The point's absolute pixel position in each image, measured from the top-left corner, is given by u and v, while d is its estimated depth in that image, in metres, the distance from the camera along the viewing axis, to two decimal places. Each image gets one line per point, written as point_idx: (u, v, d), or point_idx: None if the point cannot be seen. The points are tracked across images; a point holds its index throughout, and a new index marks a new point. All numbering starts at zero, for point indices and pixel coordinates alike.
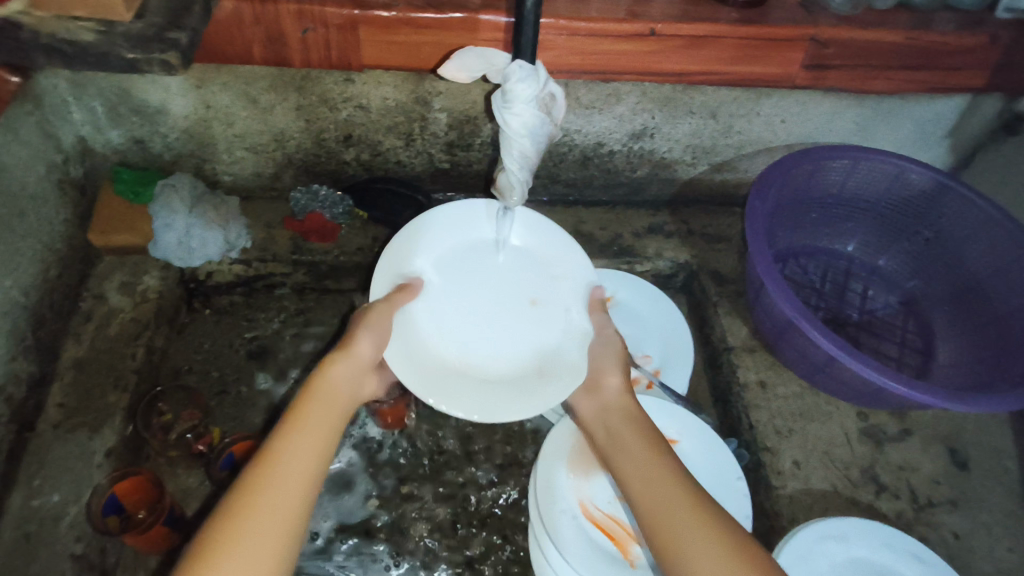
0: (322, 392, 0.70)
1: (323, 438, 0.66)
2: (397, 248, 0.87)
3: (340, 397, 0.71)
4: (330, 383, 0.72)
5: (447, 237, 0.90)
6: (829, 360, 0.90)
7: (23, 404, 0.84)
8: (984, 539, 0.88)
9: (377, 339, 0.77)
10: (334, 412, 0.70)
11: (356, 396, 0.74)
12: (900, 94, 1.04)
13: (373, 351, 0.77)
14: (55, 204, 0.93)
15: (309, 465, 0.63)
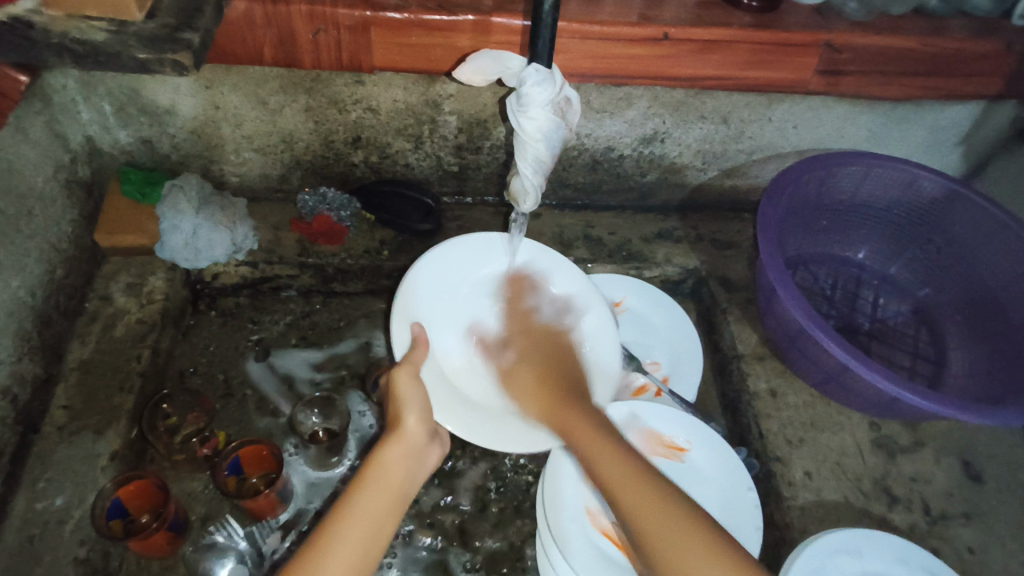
0: (376, 470, 0.68)
1: (375, 519, 0.64)
2: (401, 302, 0.85)
3: (396, 480, 0.69)
4: (384, 464, 0.69)
5: (442, 280, 0.90)
6: (841, 369, 0.88)
7: (27, 405, 0.84)
8: (998, 553, 0.87)
9: (422, 410, 0.75)
10: (390, 490, 0.67)
11: (413, 479, 0.71)
12: (914, 100, 1.03)
13: (423, 425, 0.74)
14: (62, 204, 0.92)
15: (358, 545, 0.62)
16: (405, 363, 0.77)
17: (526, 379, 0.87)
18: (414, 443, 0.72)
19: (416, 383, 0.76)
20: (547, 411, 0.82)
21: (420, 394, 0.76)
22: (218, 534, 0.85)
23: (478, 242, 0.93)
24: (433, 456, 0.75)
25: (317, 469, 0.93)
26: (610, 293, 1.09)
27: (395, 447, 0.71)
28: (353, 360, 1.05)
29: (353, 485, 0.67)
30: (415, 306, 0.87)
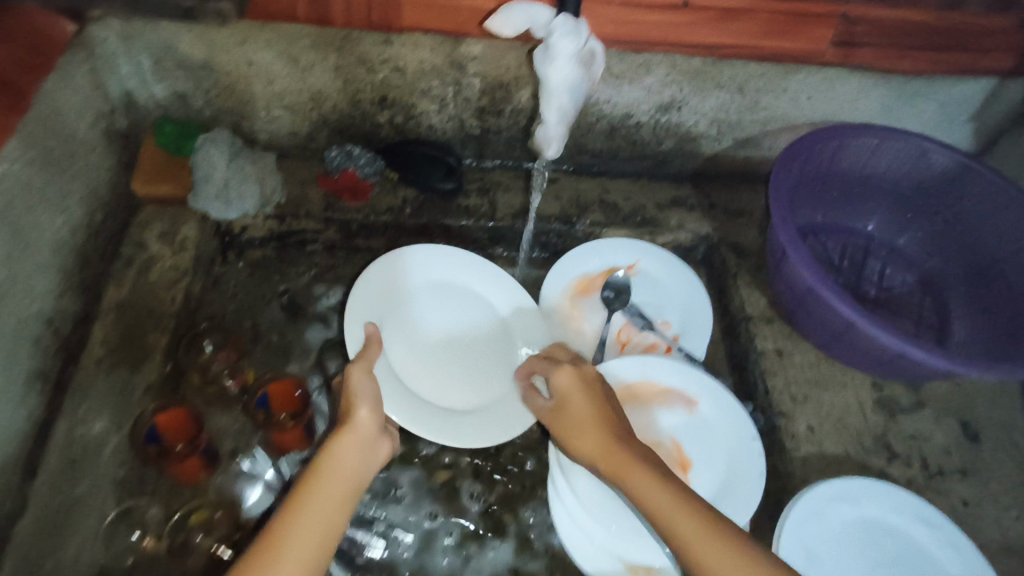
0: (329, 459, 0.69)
1: (330, 510, 0.65)
2: (354, 305, 0.92)
3: (350, 470, 0.69)
4: (337, 454, 0.70)
5: (388, 289, 0.98)
6: (847, 328, 0.91)
7: (69, 338, 0.88)
8: (991, 507, 0.91)
9: (372, 402, 0.77)
10: (346, 478, 0.68)
11: (367, 470, 0.71)
12: (927, 74, 1.05)
13: (375, 416, 0.76)
14: (102, 151, 0.96)
15: (317, 535, 0.62)
16: (359, 361, 0.81)
17: (569, 404, 0.80)
18: (366, 434, 0.73)
19: (370, 380, 0.79)
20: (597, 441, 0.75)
21: (373, 390, 0.78)
22: (245, 464, 0.90)
23: (418, 254, 1.02)
24: (385, 447, 0.74)
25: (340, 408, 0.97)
26: (624, 256, 1.12)
27: (346, 439, 0.72)
28: None
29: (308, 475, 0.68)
30: (364, 311, 0.93)
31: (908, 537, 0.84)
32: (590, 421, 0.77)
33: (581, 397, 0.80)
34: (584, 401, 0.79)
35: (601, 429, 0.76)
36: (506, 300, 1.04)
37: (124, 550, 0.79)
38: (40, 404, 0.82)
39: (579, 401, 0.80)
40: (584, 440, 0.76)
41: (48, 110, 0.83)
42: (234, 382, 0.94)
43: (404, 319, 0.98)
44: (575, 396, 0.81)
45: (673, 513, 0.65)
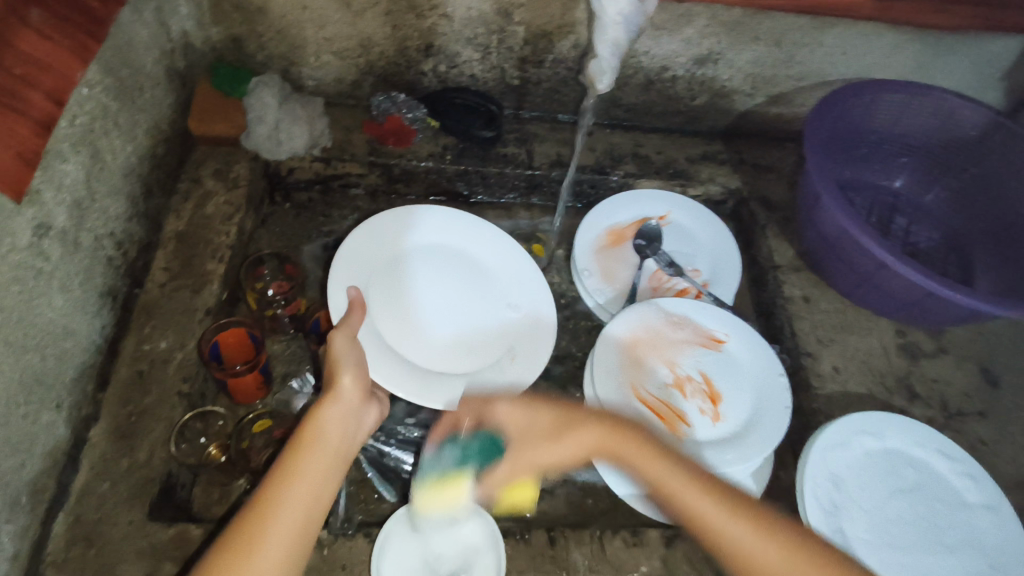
0: (317, 429, 0.68)
1: (314, 487, 0.63)
2: (339, 268, 0.89)
3: (336, 437, 0.68)
4: (324, 421, 0.69)
5: (378, 249, 0.94)
6: (877, 269, 0.95)
7: (134, 262, 0.93)
8: (1009, 446, 0.95)
9: (357, 369, 0.75)
10: (331, 447, 0.67)
11: (353, 434, 0.71)
12: (961, 31, 1.08)
13: (358, 384, 0.75)
14: (164, 88, 1.01)
15: (304, 512, 0.61)
16: (341, 328, 0.78)
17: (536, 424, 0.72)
18: (348, 401, 0.72)
19: (353, 346, 0.77)
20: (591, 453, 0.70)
21: (355, 355, 0.77)
22: (296, 383, 0.96)
23: (413, 215, 0.99)
24: (372, 413, 0.75)
25: None
26: (656, 207, 1.16)
27: (331, 407, 0.70)
28: None
29: (294, 446, 0.66)
30: (350, 274, 0.90)
31: (932, 469, 0.87)
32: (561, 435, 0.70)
33: (535, 412, 0.72)
34: (544, 413, 0.72)
35: (574, 431, 0.70)
36: (506, 266, 1.00)
37: (191, 452, 0.83)
38: (110, 319, 0.88)
39: (534, 416, 0.72)
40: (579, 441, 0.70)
41: (120, 41, 0.88)
42: (287, 311, 0.99)
43: (395, 279, 0.94)
44: (527, 413, 0.73)
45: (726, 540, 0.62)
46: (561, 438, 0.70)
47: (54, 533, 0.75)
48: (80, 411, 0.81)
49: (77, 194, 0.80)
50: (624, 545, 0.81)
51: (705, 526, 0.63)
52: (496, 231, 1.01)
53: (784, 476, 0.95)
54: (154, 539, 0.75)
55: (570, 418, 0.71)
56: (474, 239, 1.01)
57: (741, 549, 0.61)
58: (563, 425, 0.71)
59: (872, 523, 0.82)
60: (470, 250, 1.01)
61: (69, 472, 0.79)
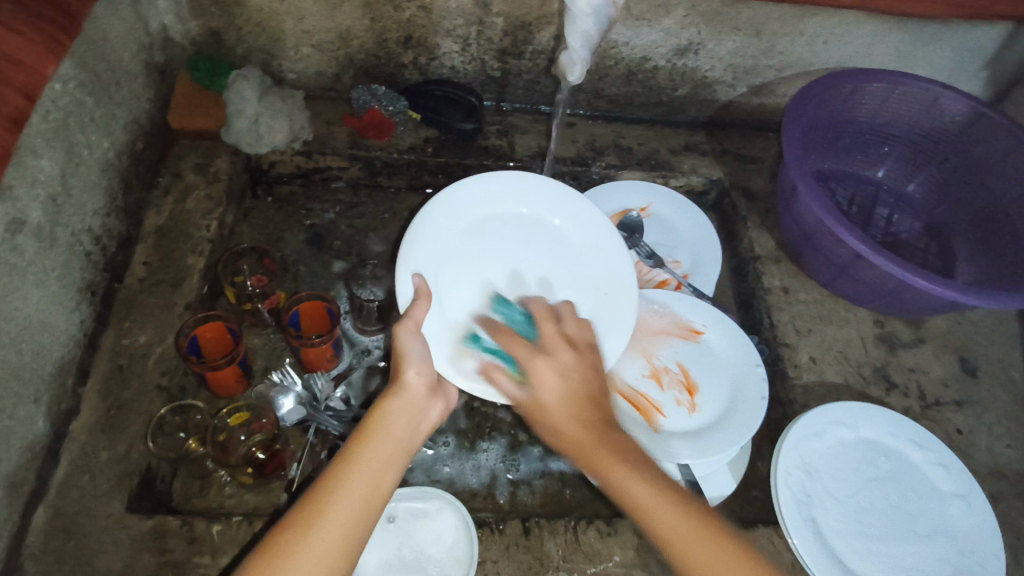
0: (378, 428, 0.64)
1: (375, 487, 0.60)
2: (408, 250, 0.83)
3: (401, 436, 0.64)
4: (386, 417, 0.65)
5: (449, 226, 0.88)
6: (854, 259, 0.96)
7: (114, 257, 0.94)
8: (984, 434, 0.95)
9: (423, 363, 0.70)
10: (392, 447, 0.63)
11: (418, 432, 0.66)
12: (941, 19, 1.07)
13: (424, 379, 0.70)
14: (143, 82, 1.01)
15: (357, 516, 0.58)
16: (408, 317, 0.72)
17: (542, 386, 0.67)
18: (413, 396, 0.68)
19: (421, 340, 0.71)
20: (578, 423, 0.64)
21: (422, 348, 0.71)
22: (277, 376, 0.97)
23: (492, 183, 0.90)
24: (436, 410, 0.70)
25: (363, 334, 1.05)
26: (637, 199, 1.16)
27: (397, 403, 0.66)
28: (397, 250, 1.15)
29: (357, 440, 0.63)
30: (420, 256, 0.84)
31: (906, 458, 0.88)
32: (562, 396, 0.66)
33: (553, 379, 0.67)
34: (558, 387, 0.66)
35: (574, 400, 0.65)
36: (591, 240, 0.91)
37: (171, 446, 0.84)
38: (89, 314, 0.88)
39: (549, 388, 0.66)
40: (570, 412, 0.65)
41: (96, 35, 0.88)
42: (265, 304, 1.00)
43: (467, 258, 0.88)
44: (541, 372, 0.67)
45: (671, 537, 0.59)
46: (569, 407, 0.65)
47: (33, 526, 0.76)
48: (59, 406, 0.82)
49: (52, 189, 0.80)
50: (598, 535, 0.82)
51: (665, 540, 0.59)
52: (581, 200, 0.90)
53: (761, 465, 0.96)
54: (133, 531, 0.76)
55: (581, 405, 0.65)
56: (561, 209, 0.91)
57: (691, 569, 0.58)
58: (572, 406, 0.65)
59: (844, 512, 0.83)
60: (553, 222, 0.92)
61: (49, 465, 0.79)
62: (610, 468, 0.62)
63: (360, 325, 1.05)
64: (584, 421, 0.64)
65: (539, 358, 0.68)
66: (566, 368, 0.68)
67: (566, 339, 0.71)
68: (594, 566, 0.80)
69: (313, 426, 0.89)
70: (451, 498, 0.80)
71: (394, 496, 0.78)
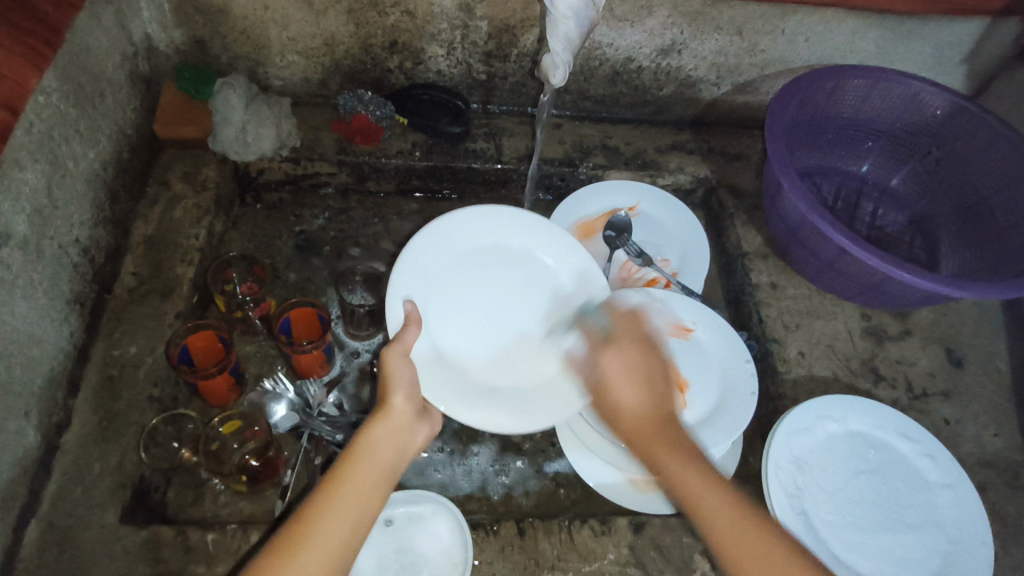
0: (363, 452, 0.64)
1: (355, 514, 0.60)
2: (396, 275, 0.82)
3: (384, 460, 0.64)
4: (371, 441, 0.64)
5: (438, 255, 0.87)
6: (839, 254, 0.97)
7: (102, 268, 0.94)
8: (972, 424, 0.96)
9: (409, 387, 0.70)
10: (373, 472, 0.63)
11: (402, 456, 0.66)
12: (920, 14, 1.09)
13: (411, 403, 0.69)
14: (127, 92, 1.01)
15: (339, 540, 0.58)
16: (396, 343, 0.72)
17: (609, 368, 0.72)
18: (399, 420, 0.67)
19: (407, 364, 0.71)
20: (641, 403, 0.69)
21: (410, 373, 0.71)
22: (268, 384, 0.96)
23: (481, 213, 0.89)
24: (423, 433, 0.69)
25: (354, 339, 1.05)
26: (625, 199, 1.16)
27: (381, 428, 0.66)
28: (387, 254, 1.16)
29: (339, 468, 0.63)
30: (410, 282, 0.83)
31: (892, 449, 0.89)
32: (630, 374, 0.70)
33: (629, 384, 0.70)
34: (632, 389, 0.69)
35: (646, 380, 0.70)
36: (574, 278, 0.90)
37: (164, 456, 0.84)
38: (78, 325, 0.88)
39: (626, 388, 0.70)
40: (630, 395, 0.69)
41: (78, 46, 0.88)
42: (256, 312, 1.00)
43: (452, 286, 0.88)
44: (611, 359, 0.73)
45: (704, 505, 0.62)
46: (636, 387, 0.69)
47: (26, 540, 0.76)
48: (50, 418, 0.82)
49: (38, 202, 0.80)
50: (593, 533, 0.83)
51: (694, 510, 0.63)
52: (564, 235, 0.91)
53: (753, 460, 0.97)
54: (127, 542, 0.76)
55: (656, 406, 0.69)
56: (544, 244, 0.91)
57: (725, 545, 0.61)
58: (645, 404, 0.69)
59: (833, 504, 0.84)
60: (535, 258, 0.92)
61: (41, 478, 0.79)
62: (665, 458, 0.65)
63: (352, 332, 1.05)
64: (646, 402, 0.69)
65: (611, 349, 0.74)
66: (635, 362, 0.71)
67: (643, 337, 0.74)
68: (588, 564, 0.80)
69: (307, 432, 0.90)
70: (443, 500, 0.80)
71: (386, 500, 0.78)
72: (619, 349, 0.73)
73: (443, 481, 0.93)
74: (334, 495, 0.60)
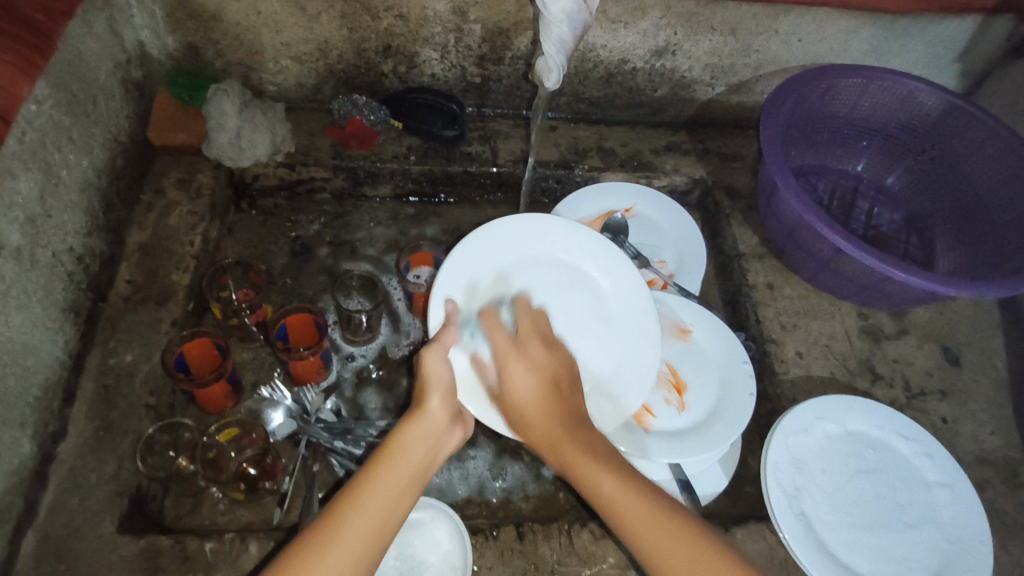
0: (396, 452, 0.62)
1: (385, 512, 0.58)
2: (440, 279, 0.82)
3: (418, 461, 0.63)
4: (405, 441, 0.63)
5: (487, 260, 0.86)
6: (835, 254, 0.97)
7: (97, 276, 0.93)
8: (969, 423, 0.96)
9: (446, 391, 0.69)
10: (407, 472, 0.61)
11: (434, 459, 0.65)
12: (913, 13, 1.09)
13: (447, 407, 0.68)
14: (120, 99, 1.00)
15: (369, 538, 0.56)
16: (434, 343, 0.71)
17: (510, 371, 0.69)
18: (434, 423, 0.66)
19: (446, 364, 0.71)
20: (544, 407, 0.66)
21: (448, 374, 0.70)
22: (265, 391, 0.98)
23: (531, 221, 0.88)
24: (454, 439, 0.68)
25: (351, 344, 1.05)
26: (621, 200, 1.16)
27: (415, 426, 0.65)
28: (383, 258, 1.16)
29: (371, 466, 0.61)
30: (454, 285, 0.83)
31: (891, 449, 0.89)
32: (535, 377, 0.68)
33: (519, 371, 0.69)
34: (528, 383, 0.68)
35: (555, 383, 0.68)
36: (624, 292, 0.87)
37: (161, 465, 0.83)
38: (73, 334, 0.88)
39: (518, 375, 0.68)
40: (534, 404, 0.66)
41: (70, 54, 0.87)
42: (252, 318, 1.00)
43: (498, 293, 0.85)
44: (512, 364, 0.69)
45: (634, 524, 0.57)
46: (544, 388, 0.67)
47: (23, 551, 0.75)
48: (46, 428, 0.81)
49: (31, 211, 0.80)
50: (592, 537, 0.83)
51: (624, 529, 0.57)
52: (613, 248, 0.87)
53: (752, 461, 0.97)
54: (125, 552, 0.76)
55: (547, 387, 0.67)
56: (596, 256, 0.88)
57: (662, 563, 0.55)
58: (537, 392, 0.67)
59: (833, 504, 0.84)
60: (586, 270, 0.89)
61: (38, 489, 0.79)
62: (581, 463, 0.61)
63: (349, 337, 1.05)
64: (551, 409, 0.65)
65: (510, 353, 0.71)
66: (540, 363, 0.69)
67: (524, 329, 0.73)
68: (588, 568, 0.80)
69: (303, 439, 0.89)
70: (442, 505, 0.80)
71: None
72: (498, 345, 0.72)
73: (441, 485, 0.93)
74: (368, 491, 0.59)
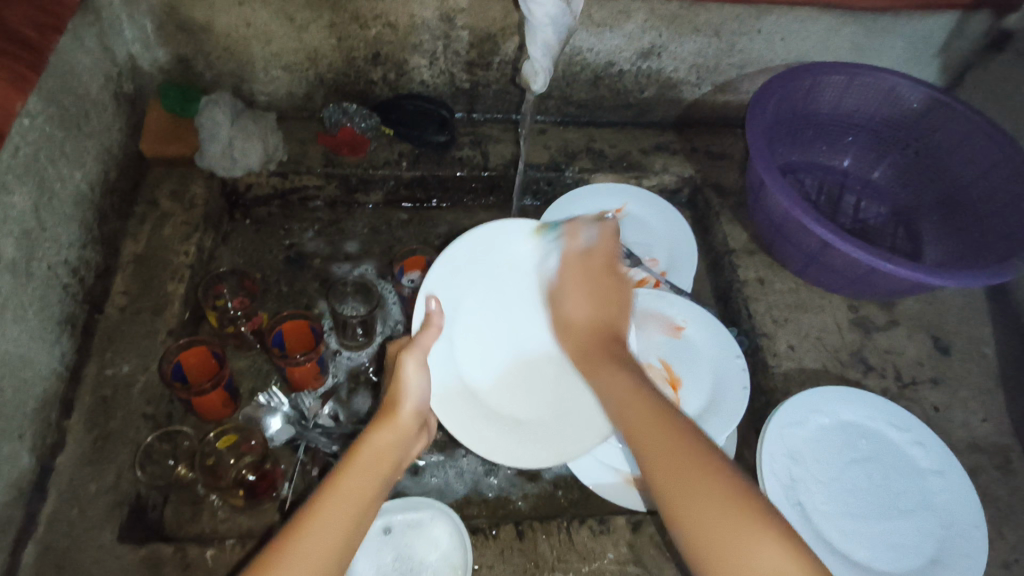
0: (361, 463, 0.63)
1: (346, 525, 0.59)
2: (431, 277, 0.82)
3: (382, 474, 0.63)
4: (372, 453, 0.64)
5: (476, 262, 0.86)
6: (823, 247, 0.98)
7: (92, 288, 0.94)
8: (961, 410, 0.98)
9: (420, 401, 0.69)
10: (369, 484, 0.62)
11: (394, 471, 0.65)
12: (891, 10, 1.11)
13: (417, 418, 0.69)
14: (112, 112, 1.01)
15: (325, 557, 0.56)
16: (413, 347, 0.70)
17: (565, 289, 0.80)
18: (403, 434, 0.67)
19: (423, 374, 0.70)
20: (597, 319, 0.76)
21: (424, 382, 0.70)
22: (263, 397, 0.97)
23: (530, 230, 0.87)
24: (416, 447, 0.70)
25: (345, 347, 1.05)
26: (611, 201, 1.17)
27: (387, 435, 0.65)
28: (377, 265, 1.16)
29: (333, 476, 0.62)
30: (441, 285, 0.82)
31: (884, 438, 0.90)
32: (585, 292, 0.78)
33: (580, 297, 0.78)
34: (583, 305, 0.78)
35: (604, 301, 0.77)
36: None
37: (160, 474, 0.84)
38: (69, 346, 0.88)
39: (576, 303, 0.78)
40: (583, 316, 0.77)
41: (62, 69, 0.88)
42: (248, 326, 1.01)
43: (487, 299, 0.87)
44: (562, 289, 0.80)
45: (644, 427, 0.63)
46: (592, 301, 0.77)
47: (23, 563, 0.75)
48: (44, 440, 0.82)
49: (26, 225, 0.80)
50: (591, 533, 0.83)
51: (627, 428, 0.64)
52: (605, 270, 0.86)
53: (747, 454, 0.98)
54: (126, 561, 0.76)
55: (598, 319, 0.76)
56: None
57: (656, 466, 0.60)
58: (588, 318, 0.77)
59: (829, 494, 0.85)
60: None
61: (37, 501, 0.79)
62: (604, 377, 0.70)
63: (342, 341, 1.05)
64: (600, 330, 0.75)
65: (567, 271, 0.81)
66: (597, 284, 0.78)
67: (585, 258, 0.80)
68: (588, 564, 0.81)
69: (302, 444, 0.92)
70: (441, 505, 0.80)
71: (385, 507, 0.78)
72: (567, 263, 0.81)
73: (440, 487, 0.93)
74: (329, 504, 0.59)
